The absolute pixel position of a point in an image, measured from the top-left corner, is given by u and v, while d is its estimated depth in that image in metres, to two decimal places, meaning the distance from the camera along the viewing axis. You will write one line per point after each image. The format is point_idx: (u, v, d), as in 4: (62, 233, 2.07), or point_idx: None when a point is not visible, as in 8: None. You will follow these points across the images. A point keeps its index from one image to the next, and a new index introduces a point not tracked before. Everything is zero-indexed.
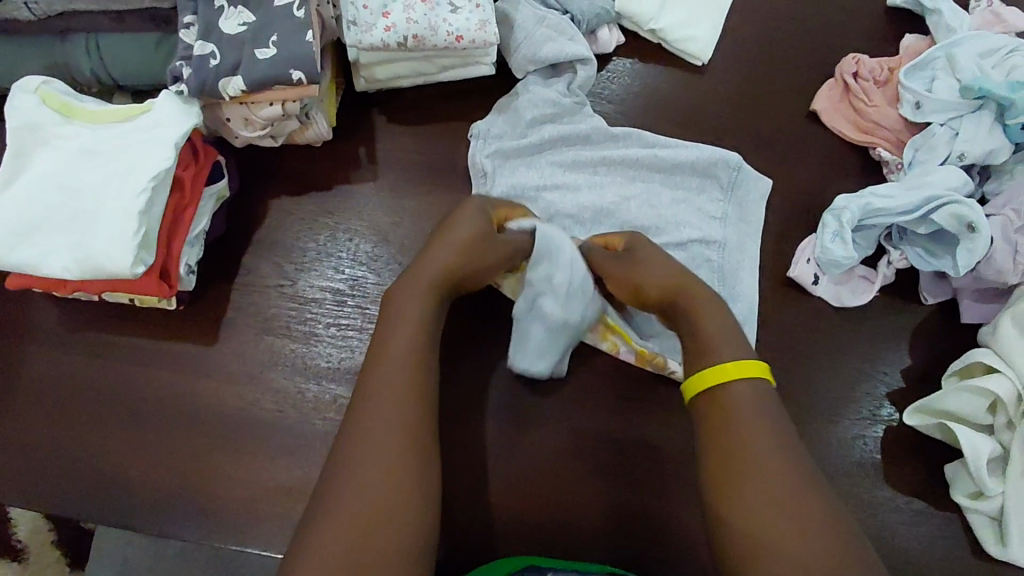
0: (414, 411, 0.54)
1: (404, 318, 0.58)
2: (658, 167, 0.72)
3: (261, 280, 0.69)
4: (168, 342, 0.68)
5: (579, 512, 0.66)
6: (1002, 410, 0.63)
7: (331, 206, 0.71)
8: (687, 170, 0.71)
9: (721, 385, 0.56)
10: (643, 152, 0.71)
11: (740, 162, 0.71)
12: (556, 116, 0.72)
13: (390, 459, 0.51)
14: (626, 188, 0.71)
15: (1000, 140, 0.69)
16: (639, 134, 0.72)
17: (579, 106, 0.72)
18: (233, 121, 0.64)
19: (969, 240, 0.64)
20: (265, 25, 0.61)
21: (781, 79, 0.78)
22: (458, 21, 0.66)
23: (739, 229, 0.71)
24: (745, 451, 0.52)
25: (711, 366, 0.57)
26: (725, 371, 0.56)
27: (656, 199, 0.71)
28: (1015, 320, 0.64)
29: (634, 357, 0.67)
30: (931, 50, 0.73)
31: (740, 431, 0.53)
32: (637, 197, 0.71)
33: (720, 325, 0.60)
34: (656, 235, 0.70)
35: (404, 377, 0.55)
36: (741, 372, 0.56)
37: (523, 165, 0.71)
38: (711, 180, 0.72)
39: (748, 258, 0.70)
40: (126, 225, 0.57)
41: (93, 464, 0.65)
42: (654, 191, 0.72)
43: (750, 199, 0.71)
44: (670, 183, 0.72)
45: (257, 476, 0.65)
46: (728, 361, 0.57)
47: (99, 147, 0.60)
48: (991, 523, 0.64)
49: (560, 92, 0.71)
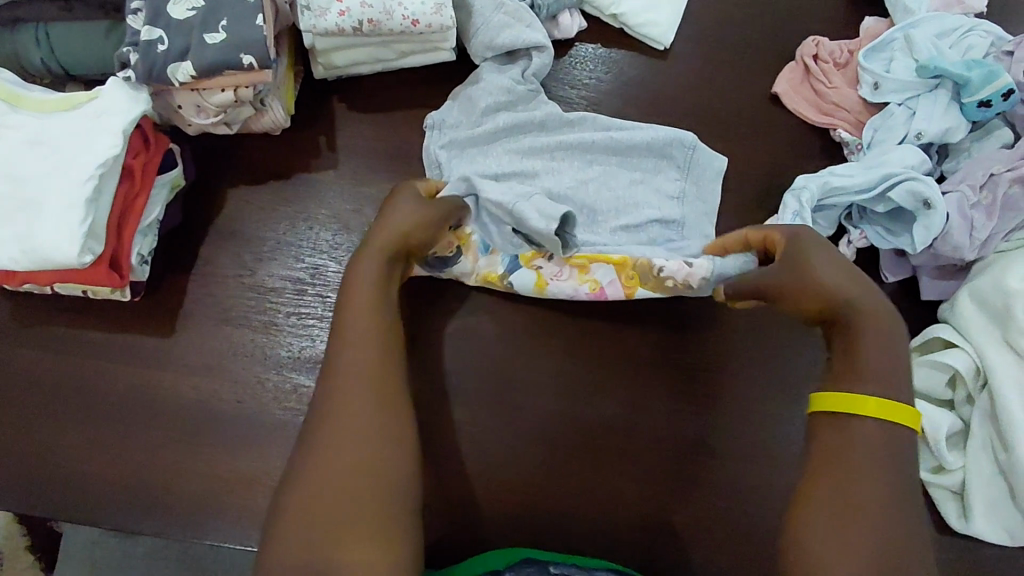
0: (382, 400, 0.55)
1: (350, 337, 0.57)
2: (614, 151, 0.71)
3: (219, 270, 0.68)
4: (124, 335, 0.67)
5: (544, 496, 0.66)
6: (962, 385, 0.64)
7: (291, 195, 0.70)
8: (643, 151, 0.71)
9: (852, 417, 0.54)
10: (599, 135, 0.71)
11: (694, 142, 0.71)
12: (510, 104, 0.71)
13: (354, 471, 0.52)
14: (584, 173, 0.71)
15: (955, 119, 0.69)
16: (593, 119, 0.72)
17: (529, 95, 0.71)
18: (185, 108, 0.63)
19: (926, 216, 0.65)
20: (214, 8, 0.59)
21: (743, 62, 0.78)
22: (413, 5, 0.65)
23: (697, 209, 0.71)
24: (848, 479, 0.52)
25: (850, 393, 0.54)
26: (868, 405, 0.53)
27: (614, 181, 0.71)
28: (973, 296, 0.65)
29: (615, 269, 0.67)
30: (888, 32, 0.73)
31: (856, 465, 0.52)
32: (594, 180, 0.71)
33: (877, 353, 0.55)
34: (613, 218, 0.70)
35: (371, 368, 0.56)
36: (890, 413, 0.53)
37: (477, 155, 0.71)
38: (668, 160, 0.71)
39: (706, 236, 0.70)
40: (72, 214, 0.56)
41: (48, 460, 0.64)
42: (612, 173, 0.71)
43: (705, 176, 0.71)
44: (627, 166, 0.72)
45: (212, 467, 0.64)
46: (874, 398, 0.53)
47: (43, 135, 0.59)
48: (953, 497, 0.64)
49: (514, 79, 0.71)
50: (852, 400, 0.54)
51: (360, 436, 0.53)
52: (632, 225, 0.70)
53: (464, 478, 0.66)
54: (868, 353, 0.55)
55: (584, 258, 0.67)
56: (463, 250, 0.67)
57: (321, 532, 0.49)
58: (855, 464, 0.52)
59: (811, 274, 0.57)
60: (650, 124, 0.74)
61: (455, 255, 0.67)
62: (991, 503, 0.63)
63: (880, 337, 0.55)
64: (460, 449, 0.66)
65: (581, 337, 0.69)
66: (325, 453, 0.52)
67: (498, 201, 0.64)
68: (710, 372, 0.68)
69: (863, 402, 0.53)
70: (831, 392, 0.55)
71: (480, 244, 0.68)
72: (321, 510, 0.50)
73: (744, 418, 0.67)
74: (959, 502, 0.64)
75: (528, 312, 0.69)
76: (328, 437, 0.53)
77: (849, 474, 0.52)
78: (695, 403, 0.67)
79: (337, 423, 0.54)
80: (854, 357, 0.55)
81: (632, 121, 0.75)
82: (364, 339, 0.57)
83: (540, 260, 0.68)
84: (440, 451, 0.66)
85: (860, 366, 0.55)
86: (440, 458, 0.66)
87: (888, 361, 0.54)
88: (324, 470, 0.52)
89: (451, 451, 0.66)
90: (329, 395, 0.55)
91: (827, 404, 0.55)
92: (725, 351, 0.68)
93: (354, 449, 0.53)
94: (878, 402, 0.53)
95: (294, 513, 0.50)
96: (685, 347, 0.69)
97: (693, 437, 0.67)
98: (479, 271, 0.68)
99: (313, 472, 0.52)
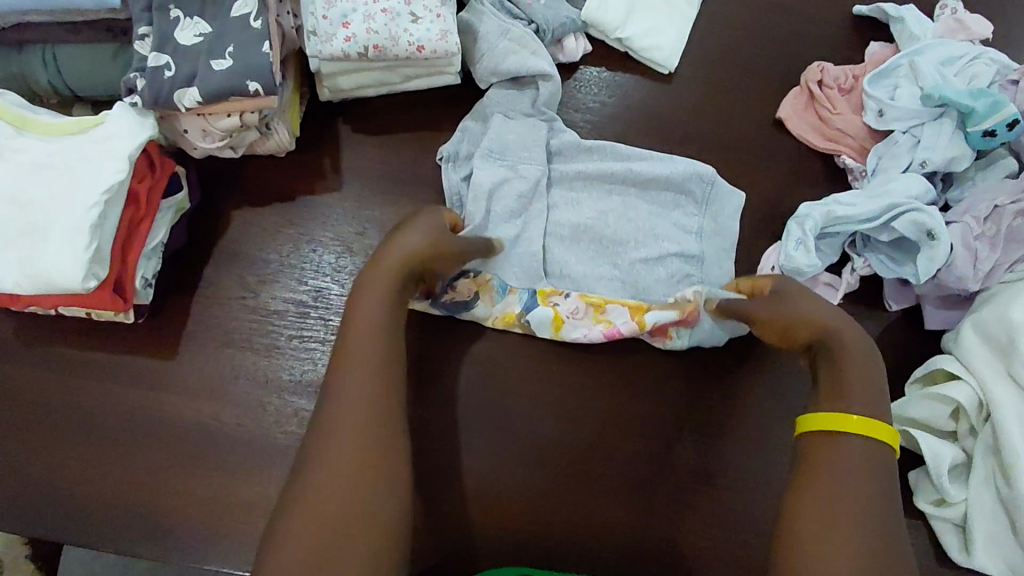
0: (385, 399, 0.56)
1: (347, 390, 0.55)
2: (632, 181, 0.72)
3: (221, 293, 0.68)
4: (128, 356, 0.67)
5: (544, 523, 0.66)
6: (965, 418, 0.64)
7: (295, 216, 0.71)
8: (661, 183, 0.71)
9: (840, 438, 0.55)
10: (616, 166, 0.71)
11: (713, 176, 0.70)
12: (524, 136, 0.71)
13: (354, 501, 0.51)
14: (603, 202, 0.72)
15: (961, 148, 0.69)
16: (613, 147, 0.72)
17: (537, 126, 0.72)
18: (191, 132, 0.64)
19: (929, 248, 0.65)
20: (221, 36, 0.60)
21: (748, 86, 0.78)
22: (419, 31, 0.65)
23: (716, 244, 0.71)
24: (845, 512, 0.52)
25: (839, 412, 0.56)
26: (850, 424, 0.55)
27: (631, 213, 0.72)
28: (976, 327, 0.65)
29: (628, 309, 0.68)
30: (894, 59, 0.73)
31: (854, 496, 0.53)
32: (613, 212, 0.72)
33: (867, 377, 0.58)
34: (632, 249, 0.71)
35: (377, 358, 0.57)
36: (872, 431, 0.55)
37: (494, 161, 0.70)
38: (686, 195, 0.71)
39: (726, 274, 0.70)
40: (77, 240, 0.56)
41: (49, 482, 0.64)
42: (630, 205, 0.72)
43: (725, 212, 0.71)
44: (645, 197, 0.72)
45: (214, 489, 0.64)
46: (857, 416, 0.56)
47: (50, 160, 0.59)
48: (956, 530, 0.64)
49: (526, 111, 0.72)
50: (836, 420, 0.56)
51: (366, 438, 0.54)
52: (650, 258, 0.70)
53: (462, 504, 0.66)
54: (855, 377, 0.58)
55: (599, 300, 0.68)
56: (480, 293, 0.68)
57: (321, 545, 0.49)
58: (838, 480, 0.54)
59: (803, 301, 0.62)
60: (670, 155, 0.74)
61: (472, 297, 0.68)
62: (992, 536, 0.62)
63: (866, 367, 0.59)
64: (460, 474, 0.66)
65: (583, 362, 0.69)
66: (316, 477, 0.52)
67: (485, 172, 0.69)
68: (713, 400, 0.68)
69: (850, 421, 0.56)
70: (820, 413, 0.57)
71: (498, 286, 0.68)
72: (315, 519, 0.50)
73: (745, 447, 0.67)
74: (961, 536, 0.64)
75: (530, 337, 0.69)
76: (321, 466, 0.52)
77: (836, 490, 0.53)
78: (695, 431, 0.67)
79: (336, 447, 0.53)
80: (850, 376, 0.58)
81: (643, 149, 0.75)
82: (353, 383, 0.56)
83: (557, 297, 0.69)
84: (440, 476, 0.66)
85: (847, 390, 0.57)
86: (441, 484, 0.66)
87: (865, 384, 0.58)
88: (319, 502, 0.51)
89: (451, 477, 0.66)
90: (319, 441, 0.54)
91: (817, 425, 0.57)
92: (725, 379, 0.69)
93: (360, 450, 0.53)
94: (860, 421, 0.55)
95: (292, 522, 0.50)
96: (684, 375, 0.69)
97: (694, 465, 0.67)
98: (497, 313, 0.68)
99: (307, 508, 0.51)
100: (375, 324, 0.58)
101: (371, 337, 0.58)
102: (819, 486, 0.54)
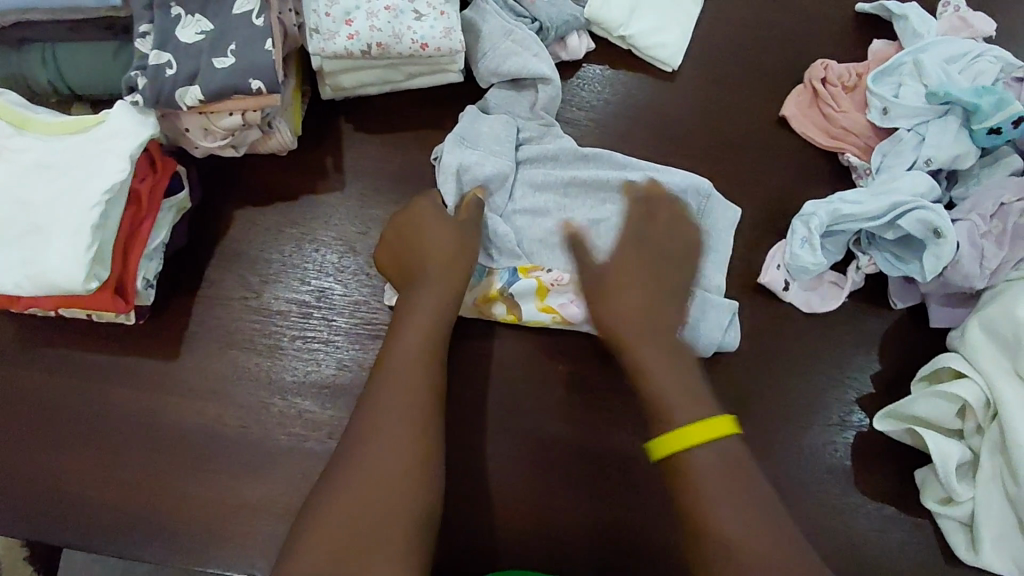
0: (423, 417, 0.55)
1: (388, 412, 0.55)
2: (629, 191, 0.71)
3: (224, 293, 0.68)
4: (128, 359, 0.66)
5: (549, 522, 0.65)
6: (971, 416, 0.64)
7: (296, 215, 0.70)
8: None
9: (687, 451, 0.55)
10: (613, 174, 0.70)
11: (710, 190, 0.70)
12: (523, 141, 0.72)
13: (377, 517, 0.50)
14: (596, 211, 0.70)
15: (966, 146, 0.69)
16: (610, 156, 0.71)
17: (510, 125, 0.70)
18: (193, 131, 0.63)
19: (936, 245, 0.65)
20: (222, 33, 0.59)
21: (751, 84, 0.78)
22: (422, 28, 0.65)
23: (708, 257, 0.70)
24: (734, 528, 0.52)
25: (675, 429, 0.56)
26: (691, 434, 0.55)
27: None
28: (982, 325, 0.64)
29: None
30: (898, 55, 0.73)
31: (729, 506, 0.53)
32: (608, 221, 0.70)
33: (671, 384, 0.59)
34: None
35: (420, 358, 0.58)
36: (708, 434, 0.55)
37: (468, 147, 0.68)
38: None
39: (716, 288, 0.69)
40: (78, 240, 0.55)
41: (54, 486, 0.64)
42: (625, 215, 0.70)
43: (718, 226, 0.70)
44: None
45: (218, 492, 0.63)
46: (692, 424, 0.56)
47: (50, 160, 0.58)
48: (963, 528, 0.64)
49: (525, 115, 0.71)
50: (677, 438, 0.56)
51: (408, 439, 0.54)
52: None
53: (467, 505, 0.65)
54: (656, 383, 0.59)
55: None
56: None
57: (342, 547, 0.49)
58: (721, 500, 0.53)
59: (611, 300, 0.63)
60: (667, 167, 0.73)
61: None
62: (1001, 533, 0.63)
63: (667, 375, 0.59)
64: (467, 475, 0.66)
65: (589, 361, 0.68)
66: (343, 490, 0.52)
67: (467, 162, 0.68)
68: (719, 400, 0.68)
69: (690, 434, 0.55)
70: (662, 436, 0.57)
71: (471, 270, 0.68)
72: (357, 508, 0.51)
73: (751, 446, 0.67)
74: (969, 534, 0.64)
75: (535, 336, 0.69)
76: (349, 479, 0.52)
77: (721, 508, 0.53)
78: None
79: (366, 461, 0.53)
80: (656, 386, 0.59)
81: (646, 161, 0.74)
82: (393, 402, 0.55)
83: (539, 271, 0.68)
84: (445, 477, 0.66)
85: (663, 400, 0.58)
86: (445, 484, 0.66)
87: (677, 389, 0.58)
88: (342, 514, 0.50)
89: (456, 478, 0.66)
90: (354, 457, 0.53)
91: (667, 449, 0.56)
92: (730, 378, 0.69)
93: (391, 465, 0.53)
94: (698, 429, 0.56)
95: (326, 521, 0.50)
96: None
97: None
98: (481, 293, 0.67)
99: (329, 518, 0.50)
100: (426, 347, 0.59)
101: (416, 361, 0.58)
102: (712, 506, 0.53)
